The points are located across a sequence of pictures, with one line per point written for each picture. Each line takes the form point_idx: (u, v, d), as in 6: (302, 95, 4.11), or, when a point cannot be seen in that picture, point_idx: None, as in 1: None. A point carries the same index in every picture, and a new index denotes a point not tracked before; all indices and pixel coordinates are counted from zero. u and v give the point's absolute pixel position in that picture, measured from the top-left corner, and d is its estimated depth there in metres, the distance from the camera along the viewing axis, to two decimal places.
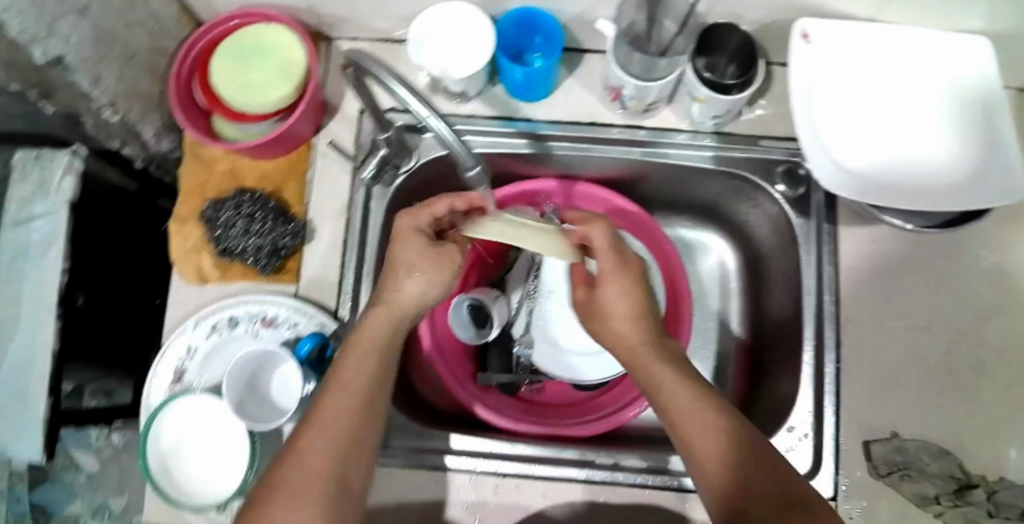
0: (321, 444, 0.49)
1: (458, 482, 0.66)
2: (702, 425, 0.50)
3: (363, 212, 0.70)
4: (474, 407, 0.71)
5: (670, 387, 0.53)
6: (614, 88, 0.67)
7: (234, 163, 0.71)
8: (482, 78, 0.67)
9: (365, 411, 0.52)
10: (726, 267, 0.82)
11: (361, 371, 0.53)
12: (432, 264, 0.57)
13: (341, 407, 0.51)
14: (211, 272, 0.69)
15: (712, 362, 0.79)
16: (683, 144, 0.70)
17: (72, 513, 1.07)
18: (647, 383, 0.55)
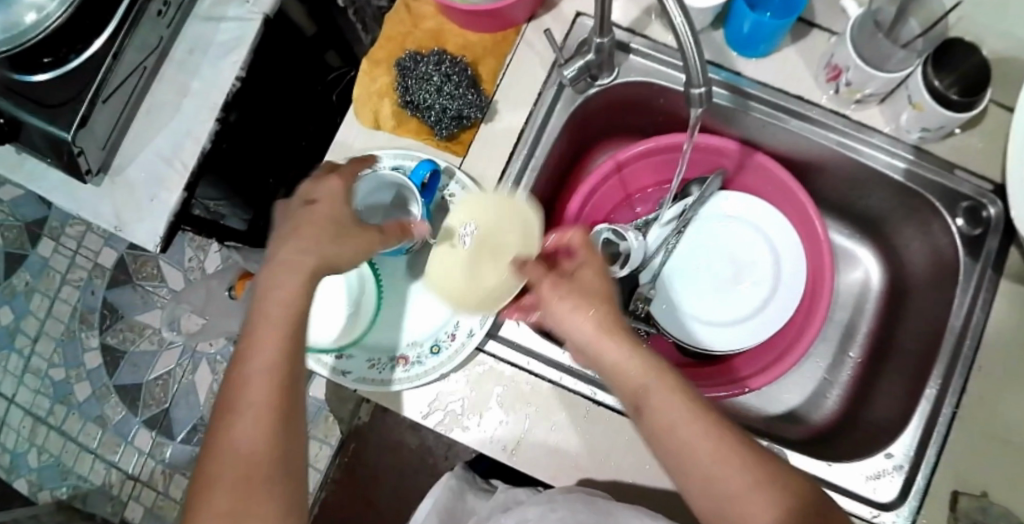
0: (243, 423, 0.49)
1: (553, 394, 0.66)
2: (698, 429, 0.51)
3: (547, 112, 0.70)
4: None
5: (660, 408, 0.52)
6: (837, 67, 0.67)
7: (442, 25, 0.71)
8: (710, 17, 0.67)
9: (285, 381, 0.51)
10: (869, 283, 0.83)
11: (275, 344, 0.51)
12: (342, 236, 0.54)
13: (259, 379, 0.50)
14: (387, 120, 0.69)
15: (824, 369, 0.82)
16: (879, 146, 0.70)
17: (142, 319, 1.13)
18: (634, 399, 0.54)
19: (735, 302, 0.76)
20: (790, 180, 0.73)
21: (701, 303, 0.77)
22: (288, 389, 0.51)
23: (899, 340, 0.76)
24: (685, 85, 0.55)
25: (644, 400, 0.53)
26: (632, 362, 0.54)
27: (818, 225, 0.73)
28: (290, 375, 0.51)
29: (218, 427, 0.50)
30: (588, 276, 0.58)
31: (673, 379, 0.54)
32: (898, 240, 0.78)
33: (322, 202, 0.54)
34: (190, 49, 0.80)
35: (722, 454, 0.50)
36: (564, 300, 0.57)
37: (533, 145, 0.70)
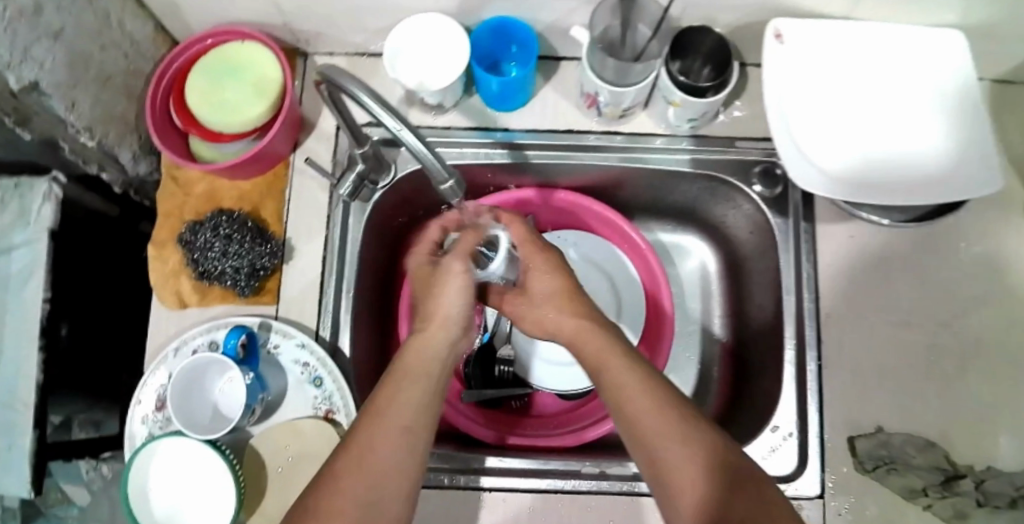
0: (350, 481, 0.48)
1: (442, 500, 0.66)
2: (638, 396, 0.52)
3: (342, 230, 0.70)
4: (466, 427, 0.72)
5: (638, 407, 0.52)
6: (591, 95, 0.69)
7: (213, 184, 0.71)
8: (458, 89, 0.70)
9: (410, 438, 0.50)
10: (707, 269, 0.84)
11: (410, 395, 0.52)
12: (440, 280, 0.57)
13: (381, 439, 0.49)
14: (190, 296, 0.69)
15: (696, 365, 0.82)
16: (659, 148, 0.73)
17: None
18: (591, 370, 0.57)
19: None
20: (596, 205, 0.76)
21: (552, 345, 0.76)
22: (410, 449, 0.50)
23: (751, 311, 0.78)
24: (432, 180, 0.56)
25: (601, 374, 0.55)
26: (590, 333, 0.57)
27: (636, 235, 0.75)
28: (406, 435, 0.50)
29: (331, 483, 0.48)
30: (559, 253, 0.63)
31: (627, 353, 0.56)
32: (718, 217, 0.79)
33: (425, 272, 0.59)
34: None
35: (654, 428, 0.51)
36: (539, 263, 0.62)
37: (339, 268, 0.69)
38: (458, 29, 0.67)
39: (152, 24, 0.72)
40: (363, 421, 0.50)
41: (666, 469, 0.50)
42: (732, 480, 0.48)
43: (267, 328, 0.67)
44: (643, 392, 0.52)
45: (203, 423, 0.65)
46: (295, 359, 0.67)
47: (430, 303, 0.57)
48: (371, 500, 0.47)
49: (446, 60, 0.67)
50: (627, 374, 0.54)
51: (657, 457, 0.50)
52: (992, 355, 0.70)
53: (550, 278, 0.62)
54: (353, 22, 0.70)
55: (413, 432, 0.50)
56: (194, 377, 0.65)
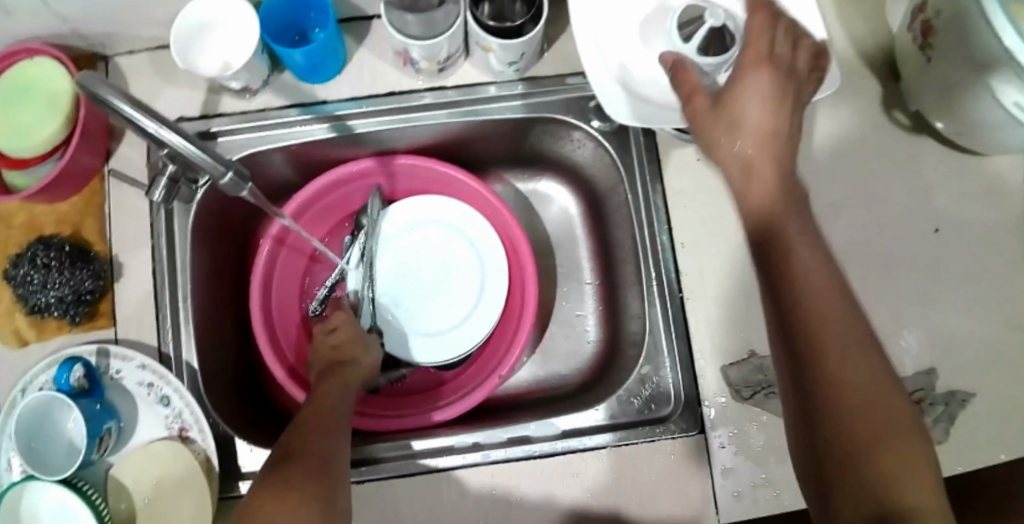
0: (304, 451, 0.49)
1: None
2: (834, 311, 0.43)
3: (168, 238, 0.67)
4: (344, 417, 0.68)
5: (813, 320, 0.42)
6: (402, 52, 0.65)
7: (31, 212, 0.68)
8: (262, 66, 0.66)
9: (339, 429, 0.53)
10: (569, 213, 0.80)
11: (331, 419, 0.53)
12: (363, 341, 0.67)
13: (324, 427, 0.52)
14: (28, 332, 0.66)
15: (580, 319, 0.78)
16: (492, 98, 0.68)
17: None
18: (766, 238, 0.47)
19: (454, 290, 0.75)
20: (436, 164, 0.71)
21: (437, 311, 0.74)
22: (340, 440, 0.52)
23: (616, 252, 0.74)
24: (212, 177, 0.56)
25: (779, 254, 0.45)
26: (760, 163, 0.49)
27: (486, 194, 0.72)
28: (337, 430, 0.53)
29: (273, 483, 0.46)
30: (794, 85, 0.51)
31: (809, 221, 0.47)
32: (567, 160, 0.75)
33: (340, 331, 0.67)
34: None
35: (813, 312, 0.43)
36: (758, 83, 0.50)
37: (172, 276, 0.67)
38: (244, 6, 0.63)
39: None
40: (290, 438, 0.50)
41: (823, 354, 0.42)
42: (871, 355, 0.42)
43: (105, 355, 0.65)
44: (818, 267, 0.44)
45: (56, 463, 0.62)
46: (138, 380, 0.65)
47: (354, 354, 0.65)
48: (325, 471, 0.47)
49: (241, 41, 0.63)
50: (813, 271, 0.44)
51: (805, 347, 0.42)
52: (868, 257, 0.66)
53: (762, 107, 0.49)
54: (139, 19, 0.66)
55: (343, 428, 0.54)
56: (35, 418, 0.61)
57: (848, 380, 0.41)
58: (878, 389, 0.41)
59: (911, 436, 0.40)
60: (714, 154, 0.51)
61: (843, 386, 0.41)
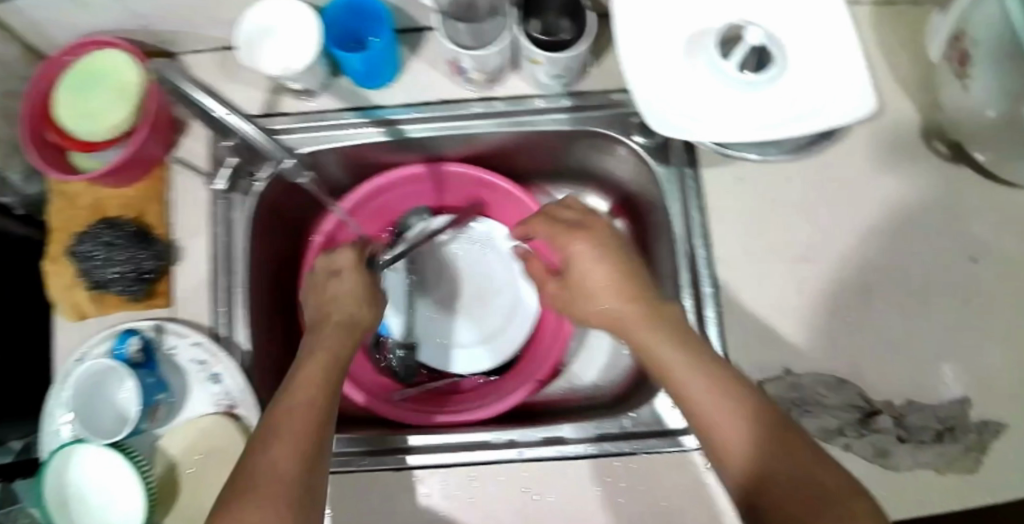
0: (284, 440, 0.49)
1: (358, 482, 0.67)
2: (713, 399, 0.49)
3: (226, 228, 0.70)
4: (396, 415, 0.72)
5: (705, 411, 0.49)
6: (453, 61, 0.68)
7: (97, 195, 0.71)
8: (321, 71, 0.69)
9: (326, 402, 0.54)
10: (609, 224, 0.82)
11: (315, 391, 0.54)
12: (369, 297, 0.67)
13: (308, 405, 0.52)
14: (88, 305, 0.70)
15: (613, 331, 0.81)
16: (540, 110, 0.71)
17: None
18: (631, 346, 0.57)
19: (492, 304, 0.81)
20: (487, 176, 0.76)
21: (478, 322, 0.81)
22: (326, 420, 0.52)
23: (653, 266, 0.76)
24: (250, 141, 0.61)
25: (657, 367, 0.54)
26: (615, 290, 0.59)
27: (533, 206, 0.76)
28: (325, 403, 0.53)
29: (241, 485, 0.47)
30: (607, 234, 0.63)
31: (679, 321, 0.56)
32: (607, 172, 0.78)
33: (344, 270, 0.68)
34: None
35: (688, 402, 0.51)
36: (591, 247, 0.62)
37: (229, 264, 0.70)
38: (303, 9, 0.65)
39: (21, 46, 0.71)
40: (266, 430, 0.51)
41: (706, 420, 0.49)
42: (750, 404, 0.49)
43: (161, 331, 0.69)
44: (690, 354, 0.52)
45: (106, 428, 0.66)
46: (192, 357, 0.69)
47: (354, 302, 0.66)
48: (304, 465, 0.48)
49: (301, 43, 0.65)
50: (683, 365, 0.52)
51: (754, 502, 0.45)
52: (905, 282, 0.67)
53: (602, 266, 0.61)
54: (206, 18, 0.68)
55: (331, 397, 0.54)
56: (92, 384, 0.67)
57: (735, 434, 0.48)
58: (761, 427, 0.47)
59: (803, 456, 0.45)
60: (585, 320, 0.64)
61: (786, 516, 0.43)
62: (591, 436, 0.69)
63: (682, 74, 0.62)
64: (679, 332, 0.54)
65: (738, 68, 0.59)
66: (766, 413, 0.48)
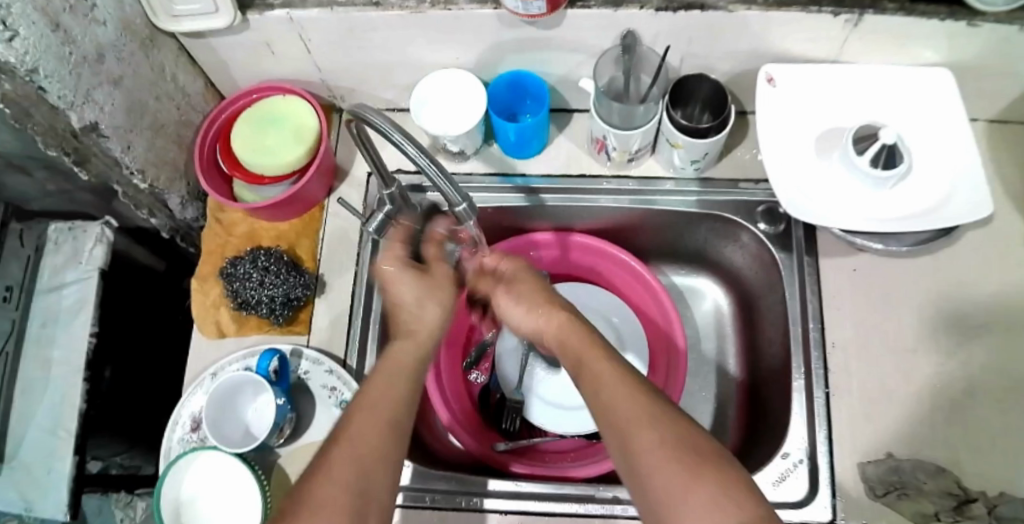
0: (347, 444, 0.51)
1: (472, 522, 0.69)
2: (644, 441, 0.48)
3: (370, 267, 0.76)
4: (497, 462, 0.75)
5: (642, 454, 0.48)
6: (599, 139, 0.74)
7: (253, 224, 0.77)
8: (477, 137, 0.76)
9: (392, 426, 0.53)
10: (721, 309, 0.90)
11: (384, 398, 0.54)
12: (434, 289, 0.64)
13: (372, 414, 0.53)
14: (229, 325, 0.74)
15: (712, 406, 0.86)
16: (669, 191, 0.78)
17: None
18: (579, 374, 0.56)
19: None
20: (610, 249, 0.83)
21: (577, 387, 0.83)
22: (394, 434, 0.53)
23: (761, 344, 0.82)
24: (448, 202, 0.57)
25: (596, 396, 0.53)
26: (568, 326, 0.60)
27: (652, 278, 0.81)
28: (397, 409, 0.54)
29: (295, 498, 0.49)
30: (530, 285, 0.67)
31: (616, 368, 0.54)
32: (724, 258, 0.86)
33: (399, 274, 0.64)
34: (43, 323, 0.84)
35: (627, 435, 0.49)
36: (523, 288, 0.67)
37: (367, 302, 0.75)
38: (475, 82, 0.74)
39: (203, 81, 0.79)
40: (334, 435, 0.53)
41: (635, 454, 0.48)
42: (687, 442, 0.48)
43: (297, 356, 0.72)
44: (610, 388, 0.52)
45: (230, 437, 0.68)
46: (323, 383, 0.71)
47: (421, 306, 0.63)
48: (360, 480, 0.50)
49: (468, 108, 0.74)
50: (620, 398, 0.51)
51: None
52: (1007, 380, 0.71)
53: (523, 315, 0.65)
54: (380, 78, 0.77)
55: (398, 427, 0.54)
56: (228, 393, 0.68)
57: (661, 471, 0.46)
58: (701, 472, 0.46)
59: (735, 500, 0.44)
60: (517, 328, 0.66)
61: None
62: None
63: (816, 170, 0.69)
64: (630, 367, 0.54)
65: (875, 167, 0.65)
66: (684, 442, 0.47)
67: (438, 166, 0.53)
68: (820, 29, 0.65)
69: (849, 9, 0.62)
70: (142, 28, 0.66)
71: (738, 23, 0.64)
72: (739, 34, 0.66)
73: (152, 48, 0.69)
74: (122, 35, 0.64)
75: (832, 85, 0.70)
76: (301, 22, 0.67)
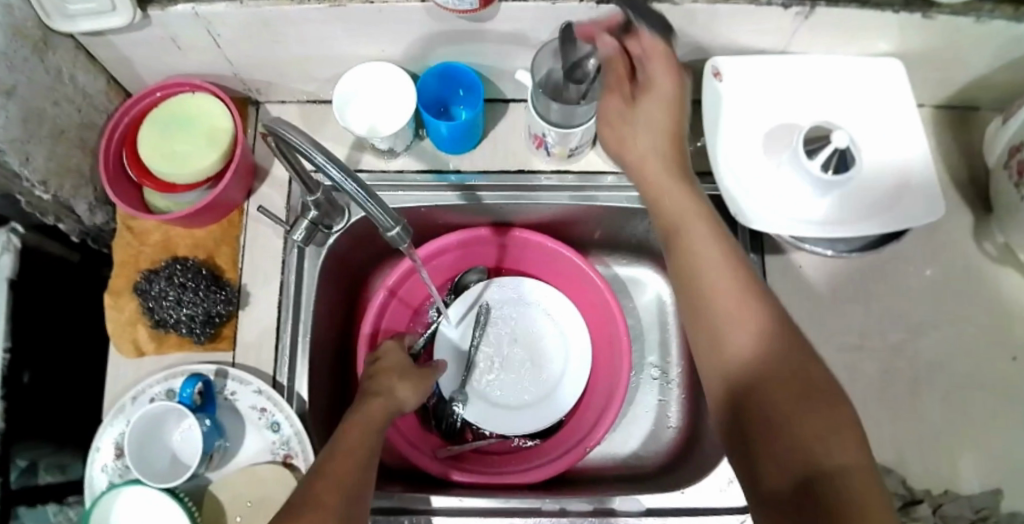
0: (325, 484, 0.52)
1: None
2: (763, 342, 0.50)
3: (297, 275, 0.72)
4: (431, 467, 0.71)
5: (773, 359, 0.49)
6: (538, 136, 0.70)
7: (167, 233, 0.71)
8: (408, 133, 0.72)
9: (370, 458, 0.56)
10: (663, 299, 0.88)
11: (358, 442, 0.56)
12: (410, 373, 0.68)
13: (351, 456, 0.55)
14: (147, 344, 0.69)
15: (658, 396, 0.85)
16: (609, 187, 0.75)
17: None
18: (666, 241, 0.57)
19: (539, 372, 0.82)
20: (550, 242, 0.79)
21: (519, 388, 0.81)
22: (367, 471, 0.55)
23: None
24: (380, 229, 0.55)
25: (677, 249, 0.56)
26: (672, 190, 0.57)
27: (590, 272, 0.78)
28: (368, 454, 0.56)
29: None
30: (663, 100, 0.58)
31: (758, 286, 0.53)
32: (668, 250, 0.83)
33: (385, 357, 0.70)
34: None
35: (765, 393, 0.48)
36: (649, 116, 0.58)
37: (296, 314, 0.71)
38: (403, 75, 0.69)
39: (105, 77, 0.72)
40: (310, 478, 0.53)
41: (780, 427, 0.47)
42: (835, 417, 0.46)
43: (224, 376, 0.68)
44: (767, 353, 0.50)
45: (159, 472, 0.63)
46: (251, 404, 0.68)
47: (391, 382, 0.66)
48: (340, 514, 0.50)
49: (397, 104, 0.69)
50: (721, 270, 0.53)
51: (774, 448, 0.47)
52: (948, 375, 0.71)
53: (657, 138, 0.58)
54: (300, 73, 0.71)
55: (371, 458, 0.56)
56: (148, 425, 0.63)
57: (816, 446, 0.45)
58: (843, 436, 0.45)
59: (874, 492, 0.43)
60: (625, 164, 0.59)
61: (833, 491, 0.43)
62: (639, 510, 0.69)
63: (760, 168, 0.65)
64: (773, 313, 0.51)
65: (825, 173, 0.60)
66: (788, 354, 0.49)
67: (368, 189, 0.51)
68: (767, 21, 0.61)
69: (799, 2, 0.58)
70: (33, 31, 0.60)
71: (681, 16, 0.60)
72: (682, 26, 0.62)
73: (48, 51, 0.62)
74: (15, 42, 0.58)
75: (779, 77, 0.66)
76: (209, 19, 0.61)
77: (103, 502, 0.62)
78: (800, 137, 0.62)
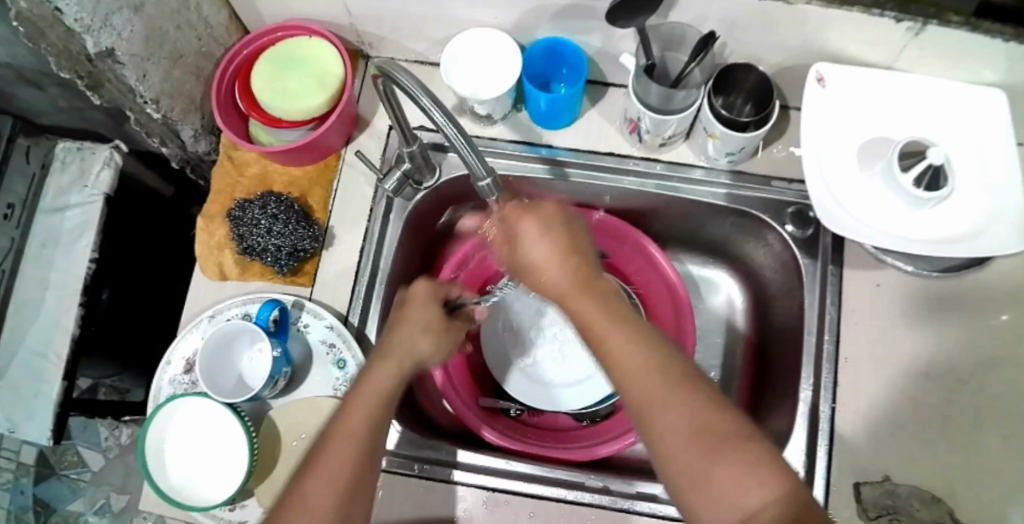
0: (317, 477, 0.50)
1: (464, 497, 0.68)
2: (659, 403, 0.45)
3: (382, 224, 0.74)
4: (484, 431, 0.73)
5: (657, 419, 0.45)
6: (633, 120, 0.71)
7: (266, 167, 0.75)
8: (508, 102, 0.73)
9: (386, 408, 0.54)
10: (734, 304, 0.88)
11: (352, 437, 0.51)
12: (434, 331, 0.60)
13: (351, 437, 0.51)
14: (232, 269, 0.72)
15: None
16: (697, 180, 0.76)
17: (72, 511, 1.10)
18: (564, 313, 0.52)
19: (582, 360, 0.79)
20: (630, 230, 0.79)
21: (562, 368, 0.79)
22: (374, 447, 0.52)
23: (772, 349, 0.80)
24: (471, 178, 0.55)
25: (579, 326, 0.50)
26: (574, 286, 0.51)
27: (667, 267, 0.79)
28: (376, 431, 0.53)
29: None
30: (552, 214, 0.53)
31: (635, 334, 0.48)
32: (744, 254, 0.84)
33: (415, 302, 0.61)
34: (42, 243, 0.85)
35: (652, 427, 0.45)
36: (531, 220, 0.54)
37: (375, 262, 0.73)
38: (508, 42, 0.70)
39: (228, 12, 0.74)
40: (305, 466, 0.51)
41: (672, 468, 0.44)
42: (713, 425, 0.44)
43: (300, 307, 0.71)
44: (619, 365, 0.47)
45: (222, 385, 0.66)
46: (322, 339, 0.70)
47: (415, 333, 0.58)
48: (348, 485, 0.50)
49: (498, 70, 0.70)
50: (620, 341, 0.47)
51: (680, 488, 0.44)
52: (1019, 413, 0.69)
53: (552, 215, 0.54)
54: (412, 31, 0.74)
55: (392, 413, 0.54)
56: (221, 342, 0.66)
57: (690, 466, 0.43)
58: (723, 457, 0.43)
59: (774, 478, 0.42)
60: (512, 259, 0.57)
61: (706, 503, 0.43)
62: None
63: (855, 181, 0.65)
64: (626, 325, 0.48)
65: (917, 188, 0.61)
66: (680, 396, 0.45)
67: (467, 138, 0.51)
68: (880, 33, 0.61)
69: (912, 18, 0.58)
70: None
71: (795, 18, 0.61)
72: (794, 27, 0.62)
73: None
74: None
75: (885, 92, 0.66)
76: None
77: (162, 411, 0.64)
78: (896, 150, 0.62)
